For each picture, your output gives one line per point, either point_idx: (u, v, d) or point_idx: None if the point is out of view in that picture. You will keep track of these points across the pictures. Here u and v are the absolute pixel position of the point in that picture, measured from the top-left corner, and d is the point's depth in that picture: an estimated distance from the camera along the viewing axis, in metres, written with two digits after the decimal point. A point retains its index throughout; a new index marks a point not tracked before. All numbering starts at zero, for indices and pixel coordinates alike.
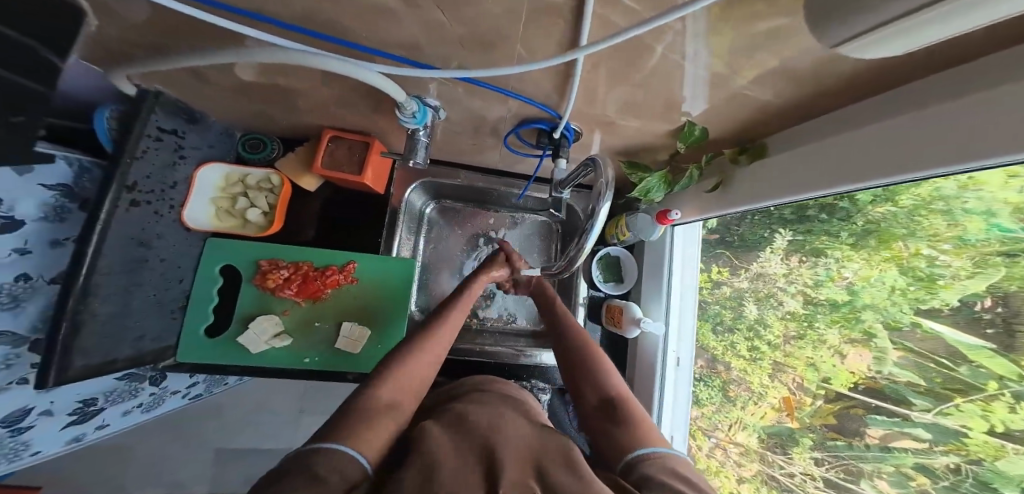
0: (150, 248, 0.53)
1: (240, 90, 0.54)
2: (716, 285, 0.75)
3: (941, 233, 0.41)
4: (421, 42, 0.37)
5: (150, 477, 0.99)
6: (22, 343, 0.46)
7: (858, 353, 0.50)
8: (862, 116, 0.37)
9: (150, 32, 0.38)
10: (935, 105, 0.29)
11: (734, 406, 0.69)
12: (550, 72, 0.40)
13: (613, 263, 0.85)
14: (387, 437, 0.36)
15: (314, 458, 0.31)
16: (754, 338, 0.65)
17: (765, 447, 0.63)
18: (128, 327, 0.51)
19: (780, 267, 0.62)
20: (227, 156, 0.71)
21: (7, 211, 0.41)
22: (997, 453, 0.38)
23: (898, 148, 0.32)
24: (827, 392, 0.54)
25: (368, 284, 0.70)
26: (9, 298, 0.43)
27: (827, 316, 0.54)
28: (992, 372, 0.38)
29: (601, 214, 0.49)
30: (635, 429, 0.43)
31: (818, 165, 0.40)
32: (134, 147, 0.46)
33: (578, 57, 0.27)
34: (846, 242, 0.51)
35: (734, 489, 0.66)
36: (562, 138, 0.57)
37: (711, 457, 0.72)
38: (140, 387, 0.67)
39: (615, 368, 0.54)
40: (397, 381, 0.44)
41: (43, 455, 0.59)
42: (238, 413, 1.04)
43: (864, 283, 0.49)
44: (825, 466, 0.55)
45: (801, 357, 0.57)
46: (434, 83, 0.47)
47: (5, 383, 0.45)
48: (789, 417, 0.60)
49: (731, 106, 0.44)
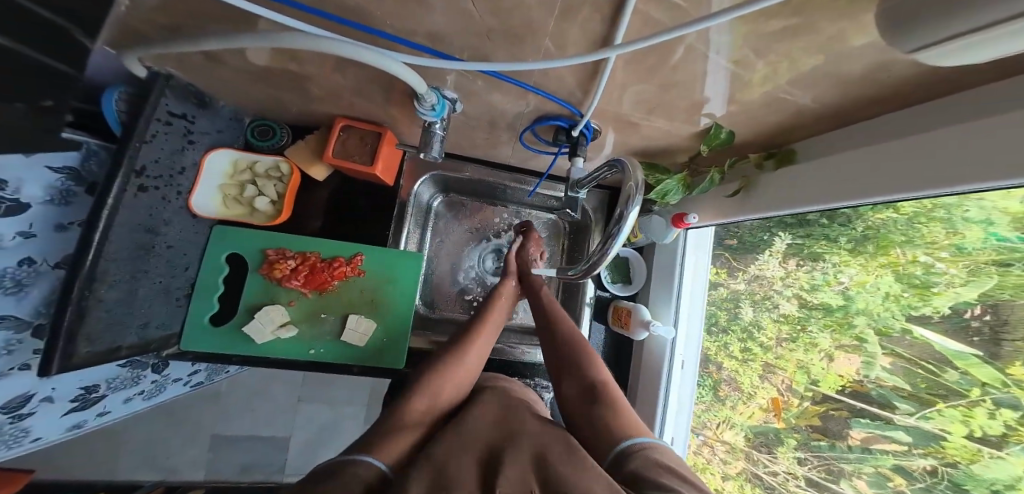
0: (157, 234, 0.53)
1: (255, 74, 0.53)
2: (714, 287, 0.75)
3: (938, 242, 0.41)
4: (449, 31, 0.36)
5: (147, 462, 0.99)
6: (25, 328, 0.45)
7: (846, 357, 0.51)
8: (896, 126, 0.36)
9: (166, 14, 0.37)
10: (972, 119, 0.29)
11: (723, 405, 0.70)
12: (576, 68, 0.39)
13: (621, 263, 0.83)
14: (410, 444, 0.41)
15: (347, 464, 0.36)
16: (748, 340, 0.66)
17: (751, 446, 0.64)
18: (134, 314, 0.50)
19: (778, 271, 0.62)
20: (235, 141, 0.70)
21: (13, 193, 0.40)
22: (974, 456, 0.39)
23: (933, 162, 0.32)
24: (814, 394, 0.55)
25: (374, 276, 0.70)
26: (14, 283, 0.42)
27: (820, 320, 0.55)
28: (975, 379, 0.39)
29: (631, 218, 0.47)
30: (619, 414, 0.47)
31: (851, 175, 0.40)
32: (142, 131, 0.45)
33: (610, 56, 0.27)
34: (844, 247, 0.51)
35: (720, 487, 0.68)
36: (580, 136, 0.56)
37: (698, 454, 0.73)
38: (141, 374, 0.66)
39: (597, 357, 0.57)
40: (425, 397, 0.48)
41: (43, 441, 0.58)
42: (236, 401, 1.04)
43: (859, 288, 0.50)
44: (808, 465, 0.57)
45: (791, 360, 0.58)
46: (454, 74, 0.47)
47: (7, 368, 0.44)
48: (775, 418, 0.61)
49: (757, 108, 0.43)
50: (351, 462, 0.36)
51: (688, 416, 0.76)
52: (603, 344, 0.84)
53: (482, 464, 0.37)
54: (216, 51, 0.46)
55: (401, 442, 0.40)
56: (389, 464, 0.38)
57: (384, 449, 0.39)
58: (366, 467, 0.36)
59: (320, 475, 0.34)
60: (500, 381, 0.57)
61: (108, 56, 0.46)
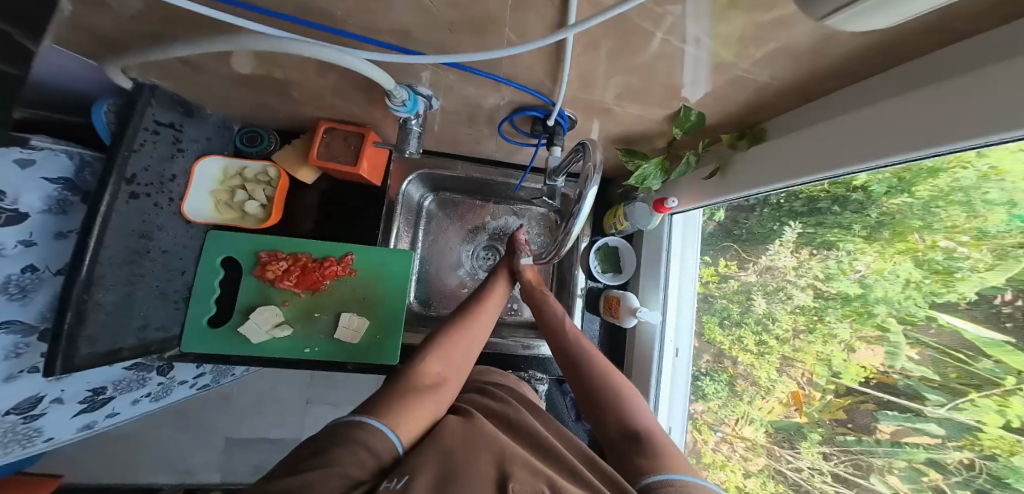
0: (151, 240, 0.55)
1: (238, 81, 0.55)
2: (723, 280, 0.72)
3: (959, 225, 0.39)
4: (413, 27, 0.36)
5: (164, 463, 1.03)
6: (31, 332, 0.48)
7: (869, 348, 0.47)
8: (867, 96, 0.36)
9: (142, 21, 0.38)
10: (939, 83, 0.28)
11: (741, 400, 0.67)
12: (541, 57, 0.39)
13: (611, 253, 0.85)
14: (421, 427, 0.41)
15: (354, 432, 0.36)
16: (762, 332, 0.63)
17: (773, 442, 0.61)
18: (133, 316, 0.53)
19: (790, 260, 0.59)
20: (224, 149, 0.72)
21: (11, 204, 0.43)
22: (1013, 448, 0.36)
23: (899, 132, 0.31)
24: (837, 387, 0.51)
25: (367, 275, 0.71)
26: (18, 289, 0.45)
27: (839, 310, 0.51)
28: (1011, 367, 0.36)
29: (590, 196, 0.49)
30: (660, 456, 0.43)
31: (819, 149, 0.39)
32: (131, 140, 0.48)
33: (567, 35, 0.26)
34: (860, 234, 0.48)
35: (740, 484, 0.64)
36: (556, 125, 0.56)
37: (717, 452, 0.69)
38: (148, 376, 0.69)
39: (641, 400, 0.53)
40: (430, 371, 0.48)
41: (56, 441, 0.61)
42: (246, 404, 1.07)
43: (878, 276, 0.46)
44: (834, 461, 0.53)
45: (810, 352, 0.55)
46: (427, 71, 0.47)
47: (16, 371, 0.48)
48: (797, 412, 0.57)
49: (730, 89, 0.43)
50: (359, 431, 0.37)
51: (683, 403, 0.77)
52: (599, 336, 0.83)
53: (494, 455, 0.38)
54: (196, 59, 0.47)
55: (418, 418, 0.41)
56: (405, 445, 0.39)
57: (399, 422, 0.39)
58: (380, 444, 0.36)
59: (324, 443, 0.35)
60: (490, 376, 0.59)
61: (77, 61, 0.50)
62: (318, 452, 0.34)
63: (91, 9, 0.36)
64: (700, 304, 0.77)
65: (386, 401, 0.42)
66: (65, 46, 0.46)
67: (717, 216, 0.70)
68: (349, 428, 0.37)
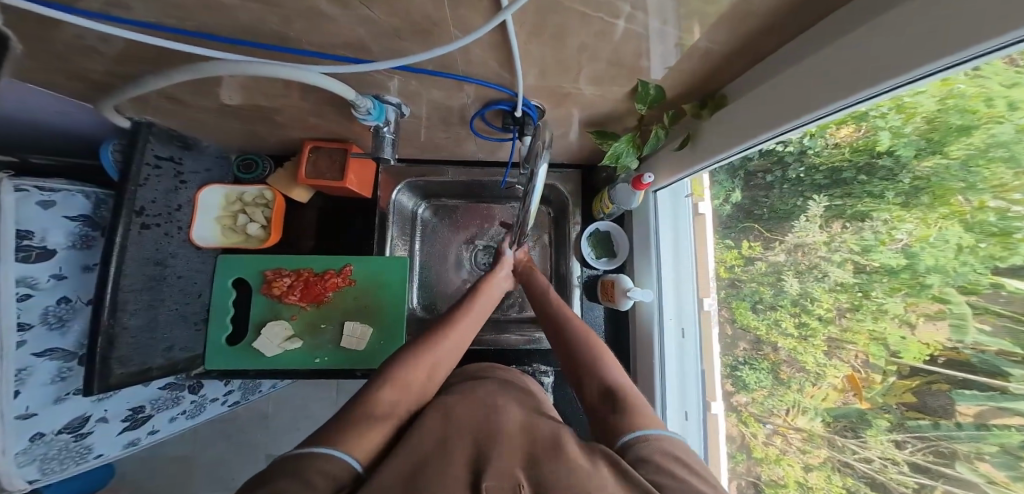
0: (166, 267, 0.60)
1: (225, 111, 0.59)
2: (749, 262, 0.63)
3: (1007, 183, 0.34)
4: (364, 39, 0.38)
5: (212, 479, 1.09)
6: (71, 357, 0.56)
7: (931, 323, 0.40)
8: (818, 40, 0.34)
9: (126, 62, 0.42)
10: (882, 15, 0.27)
11: (789, 388, 0.56)
12: (490, 51, 0.40)
13: (604, 238, 0.84)
14: (378, 442, 0.39)
15: (306, 463, 0.33)
16: (801, 314, 0.53)
17: (832, 431, 0.51)
18: (158, 337, 0.59)
19: (820, 236, 0.51)
20: (225, 178, 0.78)
21: (41, 241, 0.51)
22: None
23: (851, 70, 0.29)
24: (900, 368, 0.43)
25: (366, 283, 0.73)
26: (57, 319, 0.54)
27: (885, 284, 0.44)
28: None
29: (540, 176, 0.49)
30: (631, 413, 0.42)
31: (778, 101, 0.38)
32: (136, 175, 0.53)
33: (505, 17, 0.28)
34: (894, 202, 0.42)
35: (801, 480, 0.55)
36: (524, 116, 0.57)
37: (769, 445, 0.59)
38: (181, 394, 0.75)
39: (616, 360, 0.52)
40: (385, 398, 0.43)
41: (108, 458, 0.66)
42: (277, 419, 1.12)
43: (923, 244, 0.40)
44: (909, 449, 0.44)
45: (861, 331, 0.46)
46: (388, 81, 0.49)
47: (63, 393, 0.56)
48: (856, 398, 0.48)
49: (685, 60, 0.42)
50: (313, 460, 0.33)
51: (698, 390, 0.73)
52: (602, 321, 0.84)
53: (472, 455, 0.35)
54: (183, 94, 0.52)
55: (373, 438, 0.38)
56: (365, 462, 0.36)
57: (354, 444, 0.37)
58: (333, 467, 0.33)
59: (278, 470, 0.33)
60: (491, 372, 0.55)
61: (59, 100, 0.55)
62: (272, 478, 0.32)
63: (80, 52, 0.40)
64: (727, 290, 0.69)
65: (342, 422, 0.40)
66: (49, 88, 0.51)
67: (734, 197, 0.63)
68: (302, 458, 0.34)
